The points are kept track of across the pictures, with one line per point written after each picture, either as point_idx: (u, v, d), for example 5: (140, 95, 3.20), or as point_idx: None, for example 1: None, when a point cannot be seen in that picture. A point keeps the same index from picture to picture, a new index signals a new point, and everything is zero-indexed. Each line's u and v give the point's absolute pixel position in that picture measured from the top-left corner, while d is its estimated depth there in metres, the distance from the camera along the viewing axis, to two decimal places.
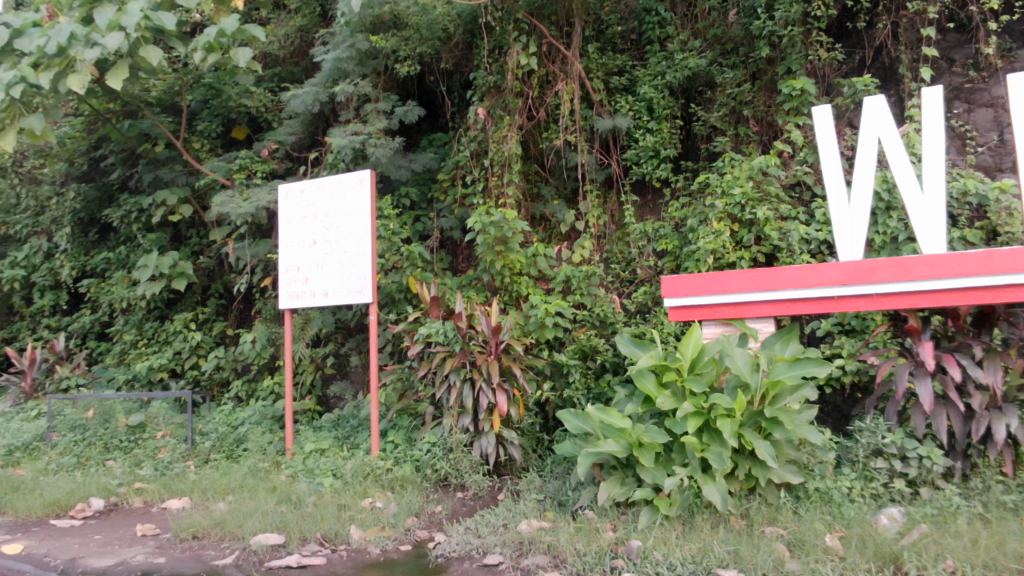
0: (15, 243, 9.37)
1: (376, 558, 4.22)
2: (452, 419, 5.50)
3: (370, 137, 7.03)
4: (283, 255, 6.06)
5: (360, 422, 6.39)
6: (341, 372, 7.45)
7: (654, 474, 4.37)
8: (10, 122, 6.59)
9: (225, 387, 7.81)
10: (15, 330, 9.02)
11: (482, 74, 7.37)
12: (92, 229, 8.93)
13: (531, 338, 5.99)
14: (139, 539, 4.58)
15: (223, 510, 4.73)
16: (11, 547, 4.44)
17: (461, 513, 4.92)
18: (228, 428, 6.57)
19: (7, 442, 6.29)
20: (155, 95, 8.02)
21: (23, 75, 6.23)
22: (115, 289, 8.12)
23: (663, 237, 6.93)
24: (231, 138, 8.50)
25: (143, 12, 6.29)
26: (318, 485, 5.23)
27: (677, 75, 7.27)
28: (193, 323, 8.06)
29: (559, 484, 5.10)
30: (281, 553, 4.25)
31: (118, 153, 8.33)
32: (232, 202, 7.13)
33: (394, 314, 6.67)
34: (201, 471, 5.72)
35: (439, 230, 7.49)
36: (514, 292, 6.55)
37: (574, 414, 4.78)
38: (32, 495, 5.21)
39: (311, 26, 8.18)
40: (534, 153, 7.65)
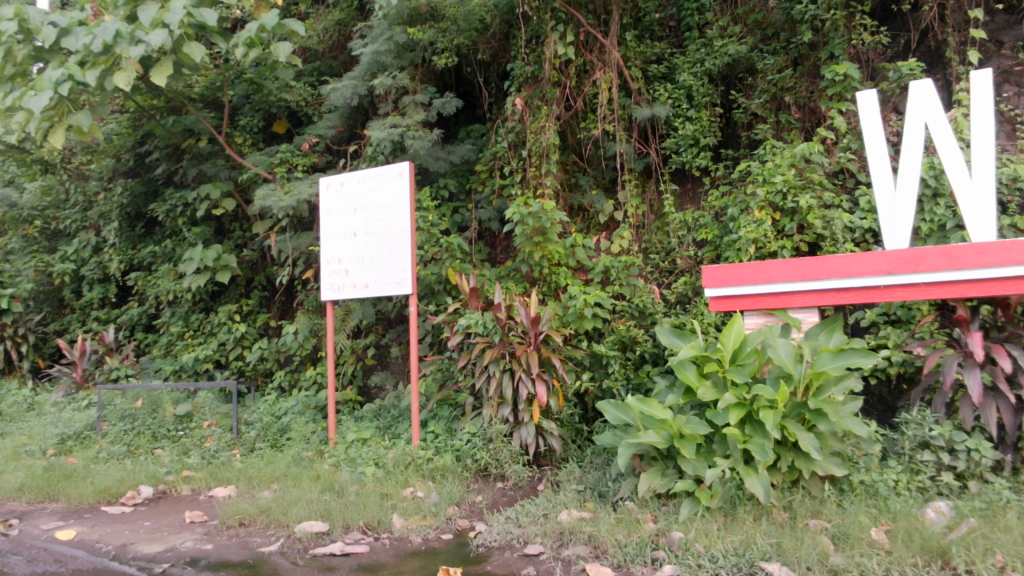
0: (66, 238, 9.61)
1: (417, 546, 4.26)
2: (492, 409, 5.52)
3: (408, 130, 7.05)
4: (324, 248, 6.13)
5: (401, 412, 6.44)
6: (382, 363, 7.52)
7: (696, 466, 4.34)
8: (59, 119, 6.75)
9: (269, 377, 7.94)
10: (66, 323, 9.25)
11: (519, 64, 7.33)
12: (139, 224, 9.12)
13: (570, 328, 5.98)
14: (187, 526, 4.69)
15: (268, 498, 4.82)
16: (65, 533, 4.58)
17: (501, 503, 4.94)
18: (272, 418, 6.68)
19: (61, 431, 6.47)
20: (198, 91, 8.16)
21: (71, 73, 6.37)
22: (162, 281, 8.31)
23: (703, 227, 6.85)
24: (272, 133, 8.60)
25: (186, 9, 6.40)
26: (360, 474, 5.29)
27: (717, 62, 7.15)
28: (237, 315, 8.21)
29: (599, 475, 5.08)
30: (325, 541, 4.32)
31: (163, 149, 8.48)
32: (274, 196, 7.23)
33: (434, 305, 6.71)
34: (246, 460, 5.83)
35: (478, 222, 7.52)
36: (553, 282, 6.54)
37: (615, 404, 4.76)
38: (84, 483, 5.34)
39: (350, 20, 8.25)
40: (571, 143, 7.61)
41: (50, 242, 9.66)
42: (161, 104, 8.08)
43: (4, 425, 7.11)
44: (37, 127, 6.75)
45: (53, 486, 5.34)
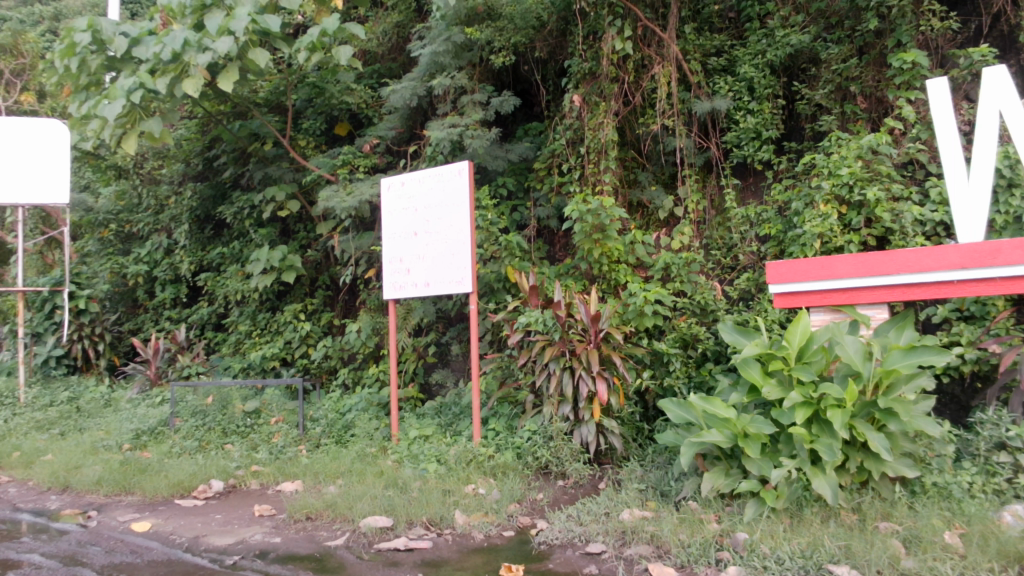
0: (139, 240, 9.98)
1: (480, 543, 4.29)
2: (552, 407, 5.51)
3: (467, 129, 7.10)
4: (386, 247, 6.21)
5: (462, 409, 6.49)
6: (442, 361, 7.59)
7: (761, 466, 4.25)
8: (131, 126, 6.98)
9: (333, 375, 8.10)
10: (140, 323, 9.59)
11: (576, 61, 7.29)
12: (208, 226, 9.41)
13: (630, 326, 5.94)
14: (257, 519, 4.82)
15: (334, 493, 4.91)
16: (141, 525, 4.76)
17: (563, 500, 4.94)
18: (336, 415, 6.82)
19: (136, 426, 6.72)
20: (263, 96, 8.37)
21: (142, 81, 6.60)
22: (231, 282, 8.56)
23: (766, 222, 6.70)
24: (334, 135, 8.74)
25: (251, 16, 6.57)
26: (423, 470, 5.36)
27: (779, 53, 6.98)
28: (302, 314, 8.40)
29: (661, 474, 5.03)
30: (389, 536, 4.38)
31: (230, 153, 8.71)
32: (337, 197, 7.36)
33: (494, 303, 6.74)
34: (313, 455, 5.95)
35: (537, 219, 7.52)
36: (612, 280, 6.48)
37: (677, 403, 4.71)
38: (159, 477, 5.53)
39: (408, 22, 8.34)
40: (630, 139, 7.55)
41: (124, 244, 10.04)
42: (228, 109, 8.31)
43: (84, 420, 7.43)
44: (112, 134, 7.00)
45: (129, 479, 5.54)
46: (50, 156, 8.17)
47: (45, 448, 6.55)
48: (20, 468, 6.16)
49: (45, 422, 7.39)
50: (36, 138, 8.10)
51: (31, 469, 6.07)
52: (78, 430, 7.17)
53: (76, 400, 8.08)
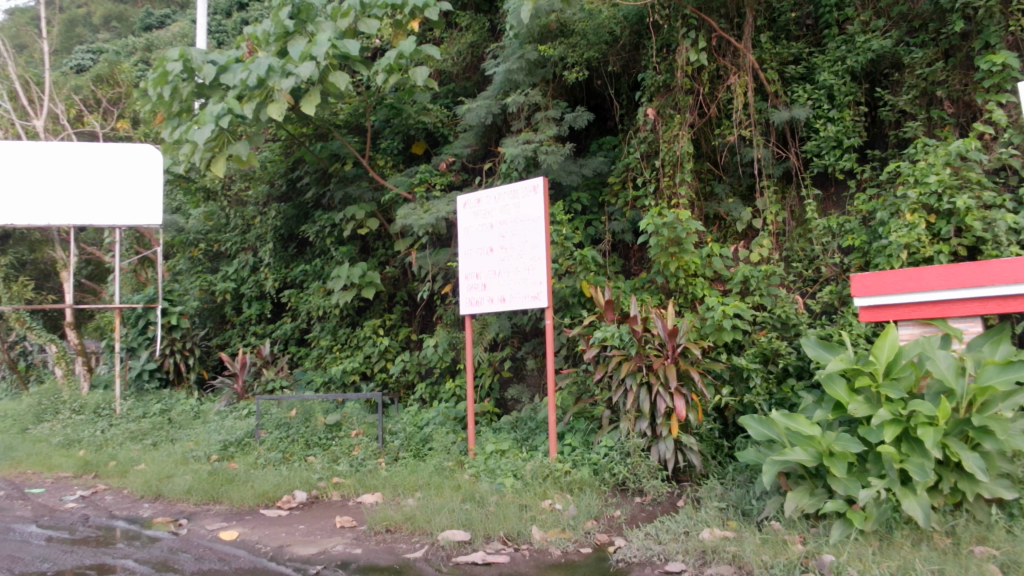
0: (226, 259, 10.40)
1: (557, 559, 4.27)
2: (629, 423, 5.48)
3: (541, 145, 7.14)
4: (462, 263, 6.29)
5: (538, 424, 6.49)
6: (517, 376, 7.61)
7: (848, 485, 4.12)
8: (220, 150, 7.28)
9: (410, 389, 8.22)
10: (227, 338, 9.96)
11: (650, 74, 7.26)
12: (292, 244, 9.71)
13: (708, 341, 5.87)
14: (339, 530, 4.93)
15: (413, 506, 4.98)
16: (229, 534, 4.93)
17: (641, 518, 4.88)
18: (414, 429, 6.93)
19: (224, 438, 6.95)
20: (343, 118, 8.63)
21: (230, 107, 6.88)
22: (313, 298, 8.82)
23: (849, 233, 6.47)
24: (411, 154, 8.87)
25: (332, 41, 6.79)
26: (499, 485, 5.38)
27: (860, 59, 6.77)
28: (381, 329, 8.58)
29: (742, 492, 4.92)
30: (467, 550, 4.41)
31: (313, 173, 8.97)
32: (414, 215, 7.50)
33: (569, 318, 6.72)
34: (392, 468, 6.05)
35: (611, 233, 7.48)
36: (689, 294, 6.38)
37: (758, 419, 4.59)
38: (245, 487, 5.72)
39: (482, 41, 8.50)
40: (706, 151, 7.44)
41: (213, 263, 10.48)
42: (310, 132, 8.58)
43: (175, 431, 7.75)
44: (202, 158, 7.31)
45: (218, 489, 5.74)
46: (143, 180, 8.59)
47: (139, 458, 6.85)
48: (117, 477, 6.46)
49: (139, 433, 7.74)
50: (130, 163, 8.56)
51: (126, 477, 6.35)
52: (169, 441, 7.49)
53: (168, 412, 8.44)
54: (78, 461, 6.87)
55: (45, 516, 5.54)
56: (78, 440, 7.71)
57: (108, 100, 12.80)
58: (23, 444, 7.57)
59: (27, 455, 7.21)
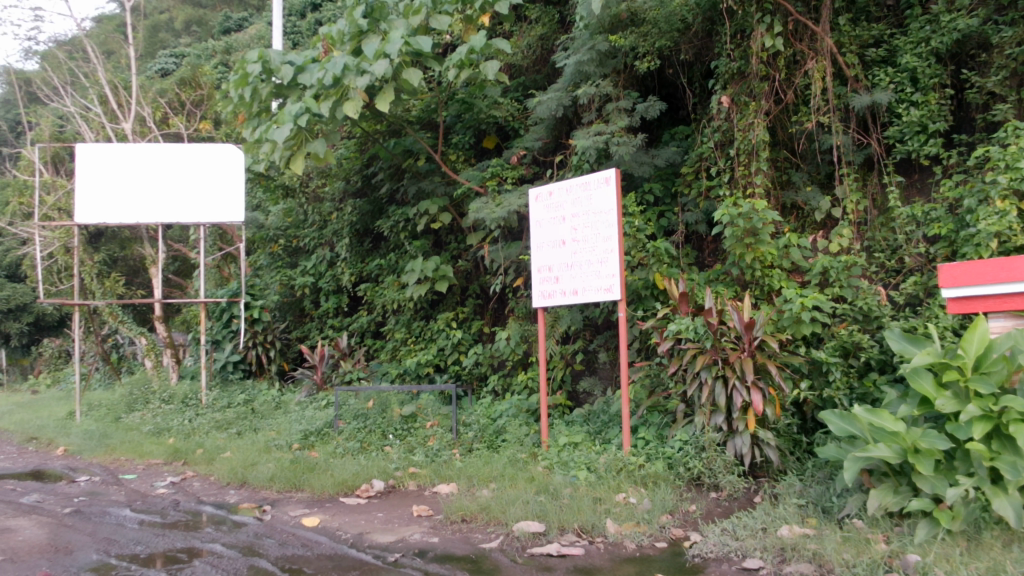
0: (305, 254, 10.70)
1: (632, 553, 4.26)
2: (704, 417, 5.41)
3: (613, 136, 7.08)
4: (536, 257, 6.32)
5: (611, 418, 6.46)
6: (590, 368, 7.60)
7: (935, 484, 3.96)
8: (298, 148, 7.46)
9: (483, 381, 8.30)
10: (306, 330, 10.25)
11: (724, 61, 7.11)
12: (367, 239, 9.88)
13: (786, 334, 5.72)
14: (415, 519, 5.03)
15: (488, 497, 5.04)
16: (311, 520, 5.08)
17: (717, 513, 4.82)
18: (488, 420, 7.00)
19: (305, 427, 7.14)
20: (415, 114, 8.70)
21: (308, 106, 7.04)
22: (388, 291, 9.00)
23: (935, 221, 6.19)
24: (482, 148, 8.91)
25: (404, 38, 6.88)
26: (573, 478, 5.38)
27: (944, 40, 6.51)
28: (454, 322, 8.68)
29: (822, 489, 4.79)
30: (542, 541, 4.45)
31: (386, 169, 9.11)
32: (486, 208, 7.54)
33: (642, 310, 6.67)
34: (466, 459, 6.13)
35: (685, 225, 7.38)
36: (765, 285, 6.23)
37: (839, 415, 4.50)
38: (325, 476, 5.88)
39: (551, 34, 8.48)
40: (783, 138, 7.26)
41: (292, 258, 10.80)
42: (384, 128, 8.73)
43: (258, 421, 8.02)
44: (282, 156, 7.51)
45: (300, 477, 5.92)
46: (225, 178, 8.90)
47: (225, 446, 7.13)
48: (204, 464, 6.73)
49: (224, 422, 8.04)
50: (212, 162, 8.87)
51: (213, 465, 6.61)
52: (253, 430, 7.76)
53: (251, 402, 8.75)
54: (167, 448, 7.18)
55: (139, 501, 5.82)
56: (168, 428, 8.06)
57: (191, 102, 13.31)
58: (117, 432, 7.97)
59: (121, 442, 7.59)
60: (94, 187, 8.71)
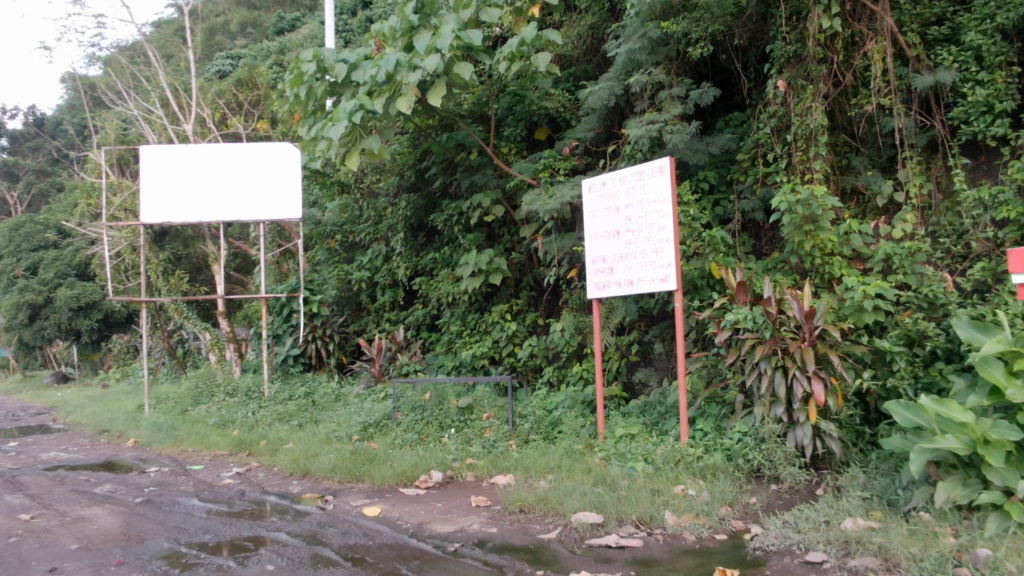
0: (361, 249, 10.86)
1: (692, 545, 4.23)
2: (764, 408, 5.33)
3: (666, 125, 7.00)
4: (590, 248, 6.31)
5: (668, 409, 6.41)
6: (645, 359, 7.55)
7: (1005, 476, 3.85)
8: (353, 144, 7.56)
9: (538, 372, 8.32)
10: (364, 324, 10.42)
11: (780, 44, 6.91)
12: (421, 233, 9.97)
13: (847, 323, 5.60)
14: (474, 509, 5.08)
15: (545, 488, 5.05)
16: (372, 510, 5.18)
17: (778, 505, 4.75)
18: (543, 412, 7.02)
19: (364, 419, 7.27)
20: (466, 107, 8.72)
21: (362, 103, 7.12)
22: (442, 285, 9.08)
23: (1004, 205, 5.94)
24: (534, 140, 8.92)
25: (455, 33, 6.91)
26: (630, 469, 5.36)
27: (1011, 15, 6.21)
28: (508, 314, 8.71)
29: (887, 481, 4.68)
30: (600, 532, 4.45)
31: (439, 164, 9.18)
32: (539, 200, 7.54)
33: (698, 301, 6.58)
34: (523, 451, 6.15)
35: (741, 213, 7.27)
36: (826, 273, 6.10)
37: (905, 405, 4.38)
38: (385, 466, 5.97)
39: (601, 23, 8.36)
40: (842, 122, 7.13)
41: (348, 253, 10.97)
42: (436, 123, 8.80)
43: (318, 413, 8.19)
44: (337, 153, 7.62)
45: (360, 468, 6.03)
46: (283, 176, 9.07)
47: (287, 437, 7.30)
48: (268, 455, 6.90)
49: (286, 414, 8.23)
50: (270, 160, 9.06)
51: (276, 456, 6.78)
52: (314, 422, 7.93)
53: (311, 395, 8.95)
54: (232, 439, 7.39)
55: (206, 491, 6.01)
56: (232, 420, 8.29)
57: (249, 102, 13.63)
58: (184, 425, 8.23)
59: (188, 434, 7.83)
60: (158, 187, 9.00)
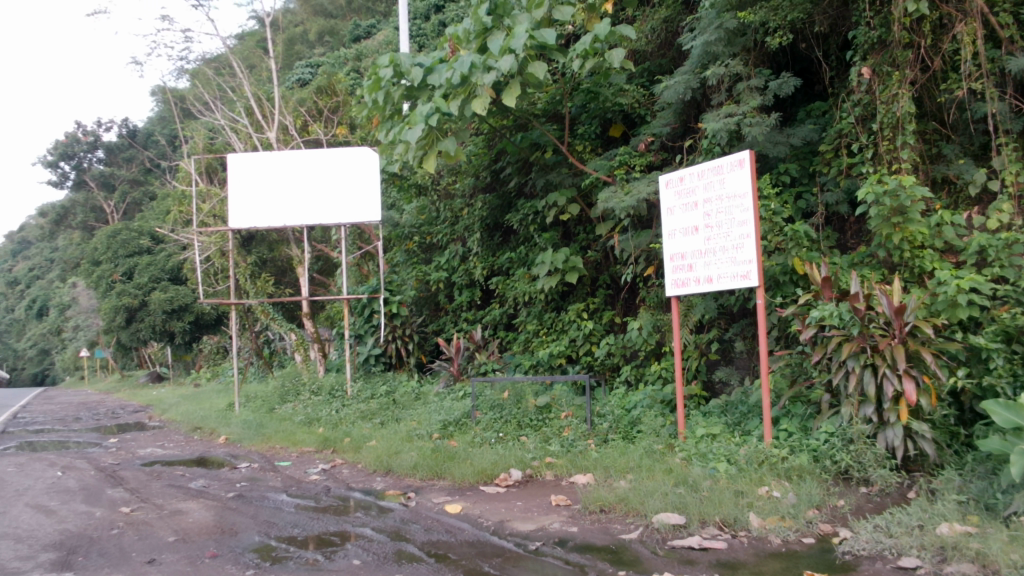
0: (438, 250, 10.98)
1: (778, 548, 4.13)
2: (852, 408, 5.16)
3: (745, 117, 6.85)
4: (668, 245, 6.23)
5: (750, 408, 6.27)
6: (726, 358, 7.40)
7: None
8: (429, 147, 7.65)
9: (616, 371, 8.26)
10: (442, 324, 10.57)
11: (863, 30, 6.65)
12: (497, 233, 10.01)
13: (940, 319, 5.38)
14: (555, 508, 5.08)
15: (626, 488, 5.02)
16: (453, 508, 5.24)
17: (868, 509, 4.59)
18: (622, 411, 6.97)
19: (444, 418, 7.37)
20: (540, 107, 8.68)
21: (438, 106, 7.21)
22: (519, 284, 9.13)
23: None
24: (609, 137, 8.84)
25: (529, 32, 6.91)
26: (712, 470, 5.27)
27: None
28: (585, 313, 8.68)
29: (985, 485, 4.46)
30: (683, 534, 4.39)
31: (514, 164, 9.23)
32: (615, 197, 7.48)
33: (781, 297, 6.43)
34: (602, 450, 6.12)
35: (825, 206, 7.06)
36: (916, 267, 5.87)
37: (1005, 405, 4.20)
38: (465, 465, 6.04)
39: (676, 15, 8.26)
40: (930, 109, 6.85)
41: (426, 254, 11.12)
42: (510, 123, 8.84)
43: (400, 412, 8.34)
44: (415, 155, 7.71)
45: (441, 466, 6.11)
46: (361, 179, 9.27)
47: (370, 435, 7.46)
48: (352, 452, 7.08)
49: (368, 413, 8.41)
50: (349, 165, 9.28)
51: (360, 453, 6.95)
52: (395, 420, 8.08)
53: (392, 394, 9.13)
54: (318, 437, 7.59)
55: (294, 487, 6.20)
56: (317, 418, 8.53)
57: (328, 109, 14.00)
58: (272, 422, 8.52)
59: (276, 432, 8.09)
60: (246, 194, 9.36)
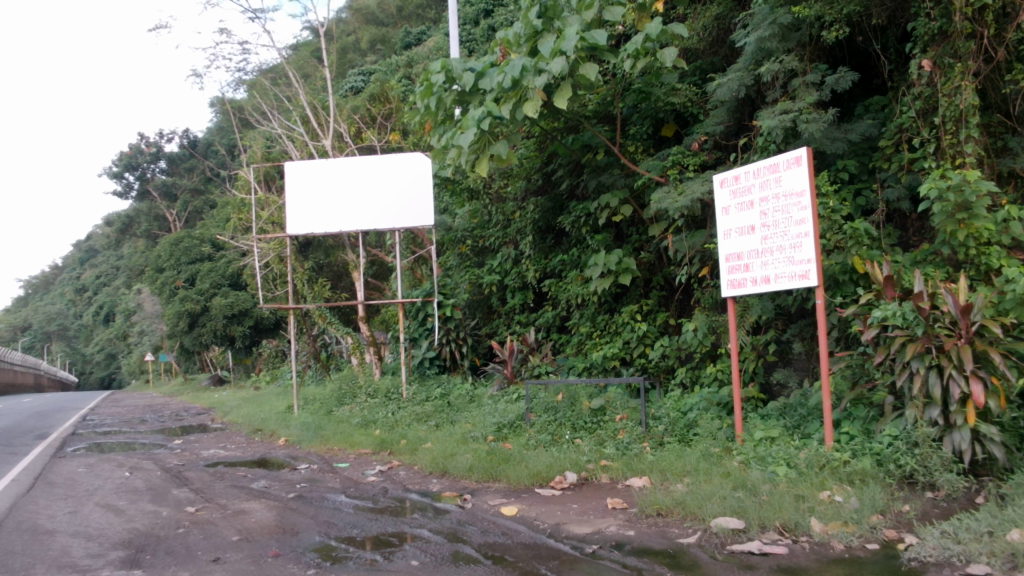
0: (491, 253, 11.03)
1: (841, 553, 4.04)
2: (916, 410, 5.02)
3: (801, 113, 6.73)
4: (724, 245, 6.14)
5: (809, 411, 6.14)
6: (784, 359, 7.26)
7: None
8: (481, 151, 7.70)
9: (671, 373, 8.18)
10: (495, 327, 10.63)
11: (923, 21, 6.42)
12: (549, 236, 9.97)
13: (1009, 318, 5.19)
14: (611, 511, 5.06)
15: (683, 492, 4.96)
16: (509, 510, 5.26)
17: (935, 514, 4.46)
18: (678, 414, 6.90)
19: (498, 420, 7.42)
20: (591, 108, 8.63)
21: (490, 111, 7.27)
22: (572, 286, 9.12)
23: None
24: (661, 137, 8.74)
25: (580, 34, 6.90)
26: (772, 474, 5.17)
27: None
28: (638, 315, 8.63)
29: None
30: (742, 538, 4.32)
31: (565, 166, 9.23)
32: (668, 198, 7.41)
33: (840, 297, 6.29)
34: (658, 453, 6.07)
35: (885, 203, 6.88)
36: (983, 264, 5.68)
37: None
38: (520, 467, 6.06)
39: (728, 12, 8.18)
40: (994, 101, 6.64)
41: (479, 257, 11.17)
42: (561, 125, 8.83)
43: (454, 414, 8.40)
44: (467, 160, 7.78)
45: (495, 468, 6.14)
46: (414, 184, 9.39)
47: (425, 437, 7.54)
48: (408, 454, 7.17)
49: (423, 415, 8.50)
50: (402, 170, 9.40)
51: (416, 455, 7.02)
52: (450, 422, 8.15)
53: (446, 396, 9.21)
54: (374, 440, 7.71)
55: (352, 488, 6.30)
56: (373, 421, 8.65)
57: (381, 116, 14.19)
58: (330, 425, 8.67)
59: (334, 434, 8.23)
60: (302, 200, 9.55)
